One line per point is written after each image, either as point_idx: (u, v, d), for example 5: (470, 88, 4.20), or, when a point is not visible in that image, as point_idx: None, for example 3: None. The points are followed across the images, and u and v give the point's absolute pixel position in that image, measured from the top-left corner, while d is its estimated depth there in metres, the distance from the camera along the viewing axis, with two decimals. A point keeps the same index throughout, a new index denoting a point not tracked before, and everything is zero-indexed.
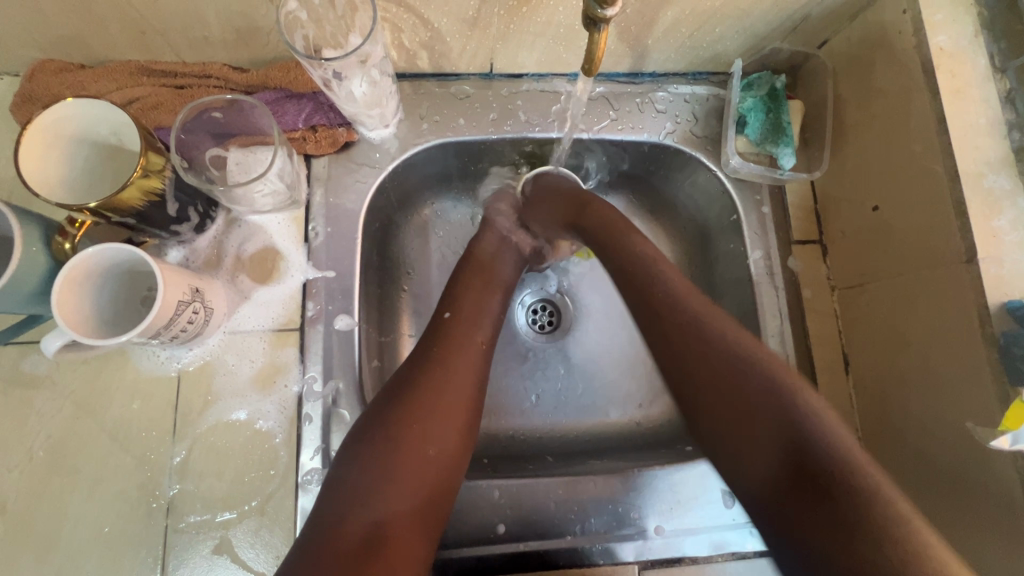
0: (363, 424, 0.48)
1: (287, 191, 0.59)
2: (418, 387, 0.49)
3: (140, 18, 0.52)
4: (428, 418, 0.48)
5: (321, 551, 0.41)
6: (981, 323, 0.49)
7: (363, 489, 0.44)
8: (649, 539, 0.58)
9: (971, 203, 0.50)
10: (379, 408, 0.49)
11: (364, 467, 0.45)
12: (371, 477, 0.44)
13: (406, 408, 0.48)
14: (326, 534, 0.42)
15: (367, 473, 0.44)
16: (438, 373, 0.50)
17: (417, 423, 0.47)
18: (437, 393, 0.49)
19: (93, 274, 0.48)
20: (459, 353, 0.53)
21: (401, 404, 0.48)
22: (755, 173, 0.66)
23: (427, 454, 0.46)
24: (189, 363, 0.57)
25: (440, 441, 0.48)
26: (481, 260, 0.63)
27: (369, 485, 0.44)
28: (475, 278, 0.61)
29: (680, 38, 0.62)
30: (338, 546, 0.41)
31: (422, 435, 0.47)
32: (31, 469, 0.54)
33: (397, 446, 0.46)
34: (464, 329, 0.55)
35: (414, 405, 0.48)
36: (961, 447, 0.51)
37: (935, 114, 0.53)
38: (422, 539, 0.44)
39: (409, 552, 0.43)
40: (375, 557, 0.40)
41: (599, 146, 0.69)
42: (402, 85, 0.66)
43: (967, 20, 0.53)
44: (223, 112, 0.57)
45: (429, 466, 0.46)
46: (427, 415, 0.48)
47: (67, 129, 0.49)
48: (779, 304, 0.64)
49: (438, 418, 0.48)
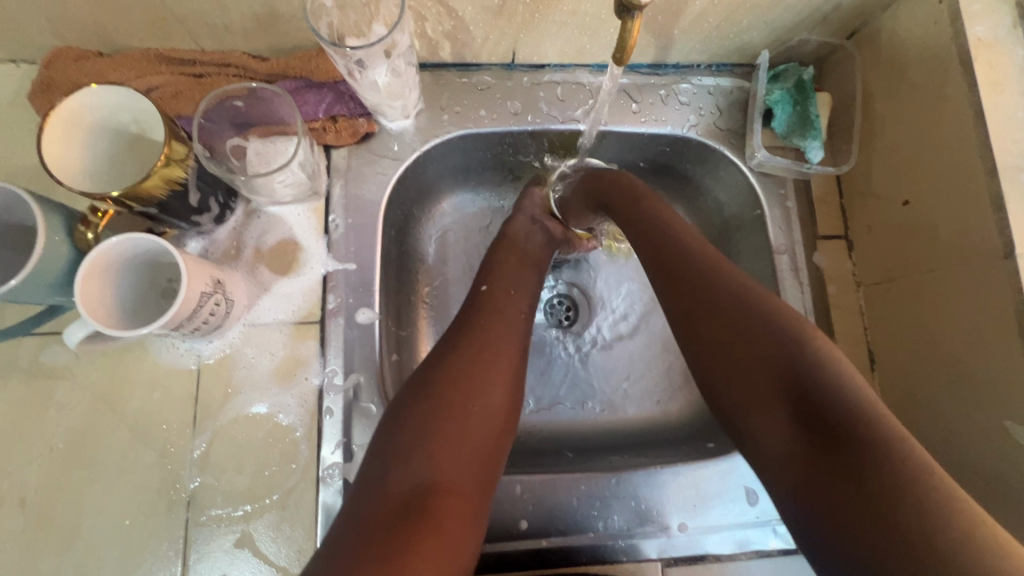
0: (404, 393, 0.48)
1: (309, 181, 0.58)
2: (459, 353, 0.49)
3: (161, 4, 0.51)
4: (472, 377, 0.47)
5: (368, 512, 0.40)
6: (1020, 322, 0.48)
7: (406, 446, 0.43)
8: (672, 536, 0.58)
9: (1010, 197, 0.49)
10: (415, 376, 0.48)
11: (409, 427, 0.44)
12: (417, 431, 0.44)
13: (448, 369, 0.47)
14: (371, 496, 0.41)
15: (412, 431, 0.44)
16: (480, 335, 0.51)
17: (459, 384, 0.46)
18: (478, 350, 0.49)
19: (112, 266, 0.47)
20: (498, 320, 0.52)
21: (444, 369, 0.48)
22: (780, 166, 0.65)
23: (471, 409, 0.46)
24: (209, 356, 0.57)
25: (483, 396, 0.47)
26: (512, 238, 0.62)
27: (413, 444, 0.43)
28: (509, 256, 0.60)
29: (707, 28, 0.60)
30: (386, 501, 0.40)
31: (463, 384, 0.47)
32: (50, 460, 0.54)
33: (440, 407, 0.45)
34: (503, 299, 0.55)
35: (455, 361, 0.48)
36: (995, 444, 0.50)
37: (972, 106, 0.52)
38: (478, 501, 0.43)
39: (465, 509, 0.41)
40: (423, 511, 0.39)
41: (621, 139, 0.68)
42: (422, 75, 0.65)
43: (1005, 11, 0.52)
44: (244, 101, 0.56)
45: (473, 417, 0.46)
46: (469, 373, 0.47)
47: (87, 117, 0.49)
48: (804, 300, 0.64)
49: (477, 377, 0.48)
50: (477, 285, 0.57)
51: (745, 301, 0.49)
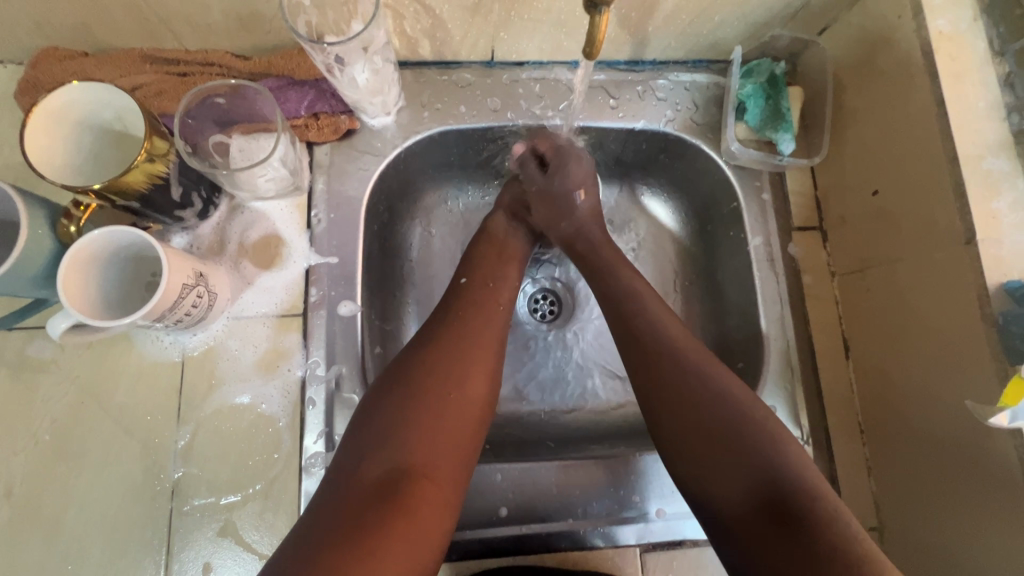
0: (381, 381, 0.49)
1: (291, 177, 0.59)
2: (439, 343, 0.50)
3: (143, 3, 0.52)
4: (449, 365, 0.48)
5: (342, 495, 0.41)
6: (980, 306, 0.49)
7: (382, 432, 0.44)
8: (650, 522, 0.59)
9: (971, 185, 0.50)
10: (397, 364, 0.49)
11: (385, 414, 0.45)
12: (392, 419, 0.45)
13: (425, 359, 0.49)
14: (345, 479, 0.42)
15: (388, 418, 0.45)
16: (458, 325, 0.52)
17: (436, 372, 0.48)
18: (456, 339, 0.50)
19: (96, 259, 0.48)
20: (476, 311, 0.54)
21: (426, 359, 0.49)
22: (755, 160, 0.67)
23: (448, 397, 0.47)
24: (193, 349, 0.58)
25: (460, 384, 0.48)
26: (492, 233, 0.63)
27: (389, 430, 0.44)
28: (489, 249, 0.61)
29: (680, 25, 0.62)
30: (362, 483, 0.41)
31: (443, 373, 0.48)
32: (36, 452, 0.54)
33: (416, 395, 0.46)
34: (481, 290, 0.56)
35: (432, 351, 0.49)
36: (962, 426, 0.51)
37: (934, 97, 0.53)
38: (453, 486, 0.44)
39: (437, 493, 0.43)
40: (398, 495, 0.41)
41: (599, 134, 0.69)
42: (403, 73, 0.66)
43: (965, 5, 0.53)
44: (227, 98, 0.57)
45: (451, 404, 0.47)
46: (446, 362, 0.49)
47: (72, 113, 0.50)
48: (779, 289, 0.65)
49: (457, 366, 0.49)
50: (455, 277, 0.58)
51: (745, 425, 0.46)
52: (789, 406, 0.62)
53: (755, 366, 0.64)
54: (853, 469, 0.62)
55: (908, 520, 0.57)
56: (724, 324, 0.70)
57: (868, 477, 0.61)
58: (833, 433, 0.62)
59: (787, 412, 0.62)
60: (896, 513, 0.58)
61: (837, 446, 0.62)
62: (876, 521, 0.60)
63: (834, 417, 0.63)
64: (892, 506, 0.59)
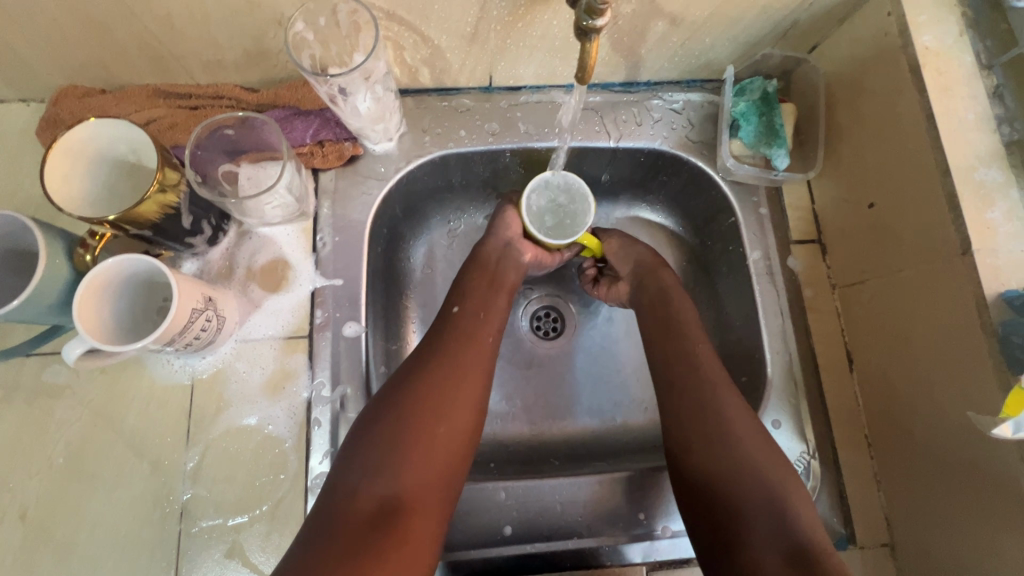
0: (372, 409, 0.50)
1: (297, 203, 0.62)
2: (428, 375, 0.51)
3: (157, 42, 0.55)
4: (438, 397, 0.50)
5: (333, 528, 0.43)
6: (980, 313, 0.49)
7: (375, 466, 0.46)
8: (656, 540, 0.58)
9: (964, 196, 0.51)
10: (390, 394, 0.50)
11: (378, 446, 0.47)
12: (385, 453, 0.46)
13: (417, 390, 0.50)
14: (336, 512, 0.44)
15: (381, 451, 0.46)
16: (450, 356, 0.52)
17: (427, 407, 0.49)
18: (448, 369, 0.51)
19: (110, 286, 0.50)
20: (466, 341, 0.54)
21: (421, 393, 0.49)
22: (751, 176, 0.68)
23: (436, 431, 0.48)
24: (202, 371, 0.59)
25: (450, 418, 0.49)
26: (483, 260, 0.62)
27: (381, 463, 0.46)
28: (480, 277, 0.61)
29: (672, 47, 0.64)
30: (358, 517, 0.43)
31: (437, 412, 0.49)
32: (50, 475, 0.56)
33: (408, 428, 0.48)
34: (473, 321, 0.56)
35: (424, 383, 0.50)
36: (966, 439, 0.51)
37: (923, 110, 0.54)
38: (438, 516, 0.47)
39: (425, 525, 0.45)
40: (389, 532, 0.43)
41: (598, 154, 0.71)
42: (405, 100, 0.68)
43: (951, 20, 0.55)
44: (235, 129, 0.60)
45: (441, 440, 0.48)
46: (437, 392, 0.50)
47: (89, 148, 0.52)
48: (780, 303, 0.65)
49: (445, 398, 0.50)
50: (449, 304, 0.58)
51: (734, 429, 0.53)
52: (794, 420, 0.62)
53: (759, 381, 0.64)
54: (861, 482, 0.61)
55: (919, 536, 0.56)
56: (726, 339, 0.70)
57: (877, 492, 0.61)
58: (839, 447, 0.62)
59: (792, 426, 0.62)
60: (906, 529, 0.58)
61: (844, 460, 0.62)
62: (887, 537, 0.59)
63: (840, 430, 0.62)
64: (902, 522, 0.58)
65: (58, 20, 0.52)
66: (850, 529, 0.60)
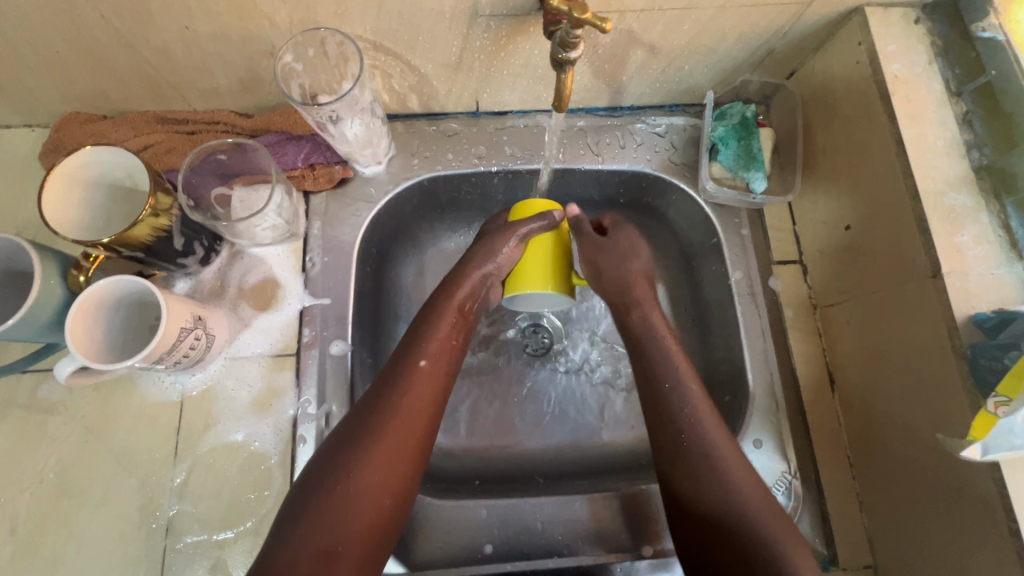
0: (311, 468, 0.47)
1: (286, 225, 0.64)
2: (370, 435, 0.48)
3: (155, 72, 0.58)
4: (381, 458, 0.47)
5: None
6: (950, 336, 0.50)
7: (307, 529, 0.43)
8: (638, 560, 0.58)
9: (933, 219, 0.52)
10: (336, 451, 0.47)
11: (313, 514, 0.44)
12: (322, 519, 0.43)
13: (359, 451, 0.47)
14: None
15: (316, 520, 0.43)
16: (398, 412, 0.49)
17: (371, 471, 0.46)
18: (394, 428, 0.48)
19: (102, 306, 0.52)
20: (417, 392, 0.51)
21: (369, 455, 0.46)
22: (731, 198, 0.69)
23: (375, 494, 0.46)
24: (191, 388, 0.61)
25: (388, 479, 0.47)
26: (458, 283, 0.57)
27: (317, 529, 0.43)
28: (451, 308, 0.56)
29: (653, 74, 0.66)
30: None
31: (387, 473, 0.47)
32: (40, 490, 0.57)
33: (345, 493, 0.45)
34: (430, 377, 0.51)
35: (369, 446, 0.47)
36: (941, 461, 0.51)
37: (893, 136, 0.55)
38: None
39: None
40: None
41: (583, 176, 0.72)
42: (395, 124, 0.71)
43: (919, 49, 0.57)
44: (228, 155, 0.62)
45: (384, 500, 0.46)
46: (381, 453, 0.47)
47: (86, 173, 0.55)
48: (762, 323, 0.66)
49: (386, 462, 0.47)
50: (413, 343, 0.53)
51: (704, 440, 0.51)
52: (777, 440, 0.62)
53: (742, 400, 0.64)
54: (843, 503, 0.61)
55: (901, 558, 0.56)
56: (711, 358, 0.71)
57: (859, 513, 0.60)
58: (821, 467, 0.62)
59: (775, 446, 0.62)
60: (889, 551, 0.57)
61: (826, 481, 0.62)
62: (870, 559, 0.59)
63: (822, 450, 0.63)
64: (884, 543, 0.58)
65: (62, 52, 0.54)
66: (832, 551, 0.60)
